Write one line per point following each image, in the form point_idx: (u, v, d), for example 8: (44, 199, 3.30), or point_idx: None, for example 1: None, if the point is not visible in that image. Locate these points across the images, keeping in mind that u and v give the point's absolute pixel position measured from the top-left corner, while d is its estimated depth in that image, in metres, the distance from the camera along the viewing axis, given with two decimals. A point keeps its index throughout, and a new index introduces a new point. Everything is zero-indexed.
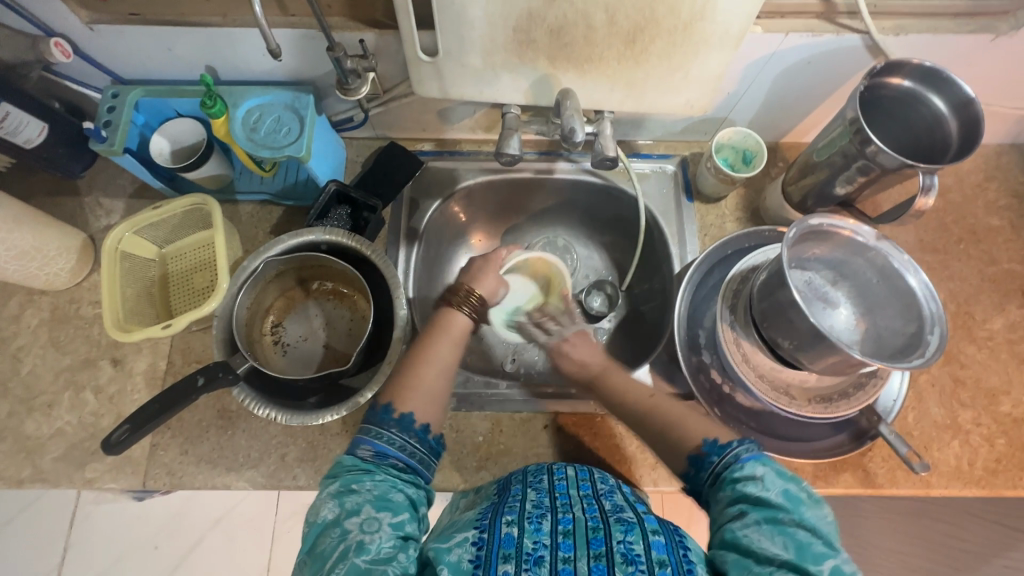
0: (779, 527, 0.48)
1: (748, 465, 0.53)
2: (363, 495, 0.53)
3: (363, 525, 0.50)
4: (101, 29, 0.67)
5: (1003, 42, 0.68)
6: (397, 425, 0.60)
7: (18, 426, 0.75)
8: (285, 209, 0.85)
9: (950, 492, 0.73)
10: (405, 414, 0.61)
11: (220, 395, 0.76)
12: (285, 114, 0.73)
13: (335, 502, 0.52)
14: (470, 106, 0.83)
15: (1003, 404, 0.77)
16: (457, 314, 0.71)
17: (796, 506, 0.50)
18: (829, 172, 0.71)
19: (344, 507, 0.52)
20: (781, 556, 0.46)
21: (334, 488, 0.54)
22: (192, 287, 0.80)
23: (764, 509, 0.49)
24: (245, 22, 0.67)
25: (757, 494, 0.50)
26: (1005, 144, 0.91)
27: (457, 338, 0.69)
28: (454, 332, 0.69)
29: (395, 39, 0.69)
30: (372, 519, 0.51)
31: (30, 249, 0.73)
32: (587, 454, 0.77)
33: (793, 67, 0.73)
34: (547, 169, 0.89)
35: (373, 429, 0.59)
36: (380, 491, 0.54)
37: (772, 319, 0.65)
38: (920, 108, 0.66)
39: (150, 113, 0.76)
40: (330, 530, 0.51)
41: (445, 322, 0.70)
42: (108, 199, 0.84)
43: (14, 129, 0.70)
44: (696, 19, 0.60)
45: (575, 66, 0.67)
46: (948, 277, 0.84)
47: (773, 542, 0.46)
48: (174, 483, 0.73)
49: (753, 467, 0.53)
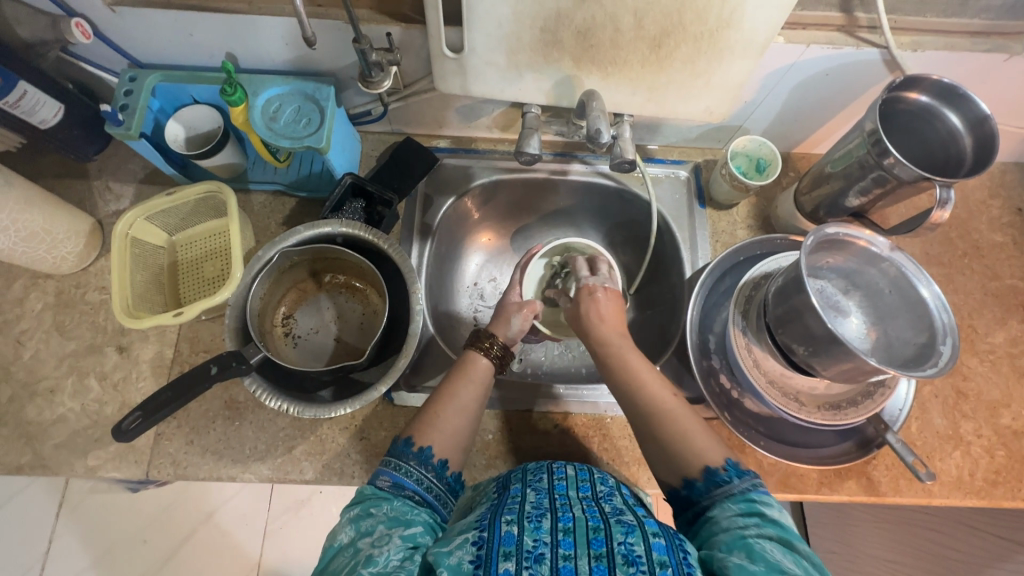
0: (790, 550, 0.48)
1: (765, 495, 0.53)
2: (378, 517, 0.53)
3: (374, 541, 0.50)
4: (123, 11, 0.66)
5: (1016, 62, 0.70)
6: (416, 458, 0.59)
7: (19, 411, 0.73)
8: (298, 200, 0.84)
9: (951, 502, 0.74)
10: (424, 448, 0.60)
11: (228, 385, 0.76)
12: (305, 105, 0.72)
13: (352, 525, 0.53)
14: (488, 104, 0.83)
15: (1003, 417, 0.79)
16: (479, 356, 0.69)
17: (802, 539, 0.50)
18: (844, 183, 0.72)
19: (359, 529, 0.52)
20: (793, 570, 0.45)
21: (352, 513, 0.54)
22: (202, 276, 0.79)
23: (777, 529, 0.50)
24: (271, 10, 0.67)
25: (771, 517, 0.51)
26: (1009, 163, 0.93)
27: (478, 380, 0.67)
28: (476, 373, 0.67)
29: (420, 33, 0.69)
30: (383, 536, 0.50)
31: (40, 231, 0.72)
32: (595, 455, 0.77)
33: (810, 79, 0.74)
34: (561, 170, 0.89)
35: (393, 461, 0.59)
36: (395, 512, 0.54)
37: (788, 325, 0.66)
38: (936, 124, 0.67)
39: (166, 99, 0.76)
40: (345, 550, 0.51)
41: (467, 363, 0.68)
42: (118, 184, 0.83)
43: (30, 108, 0.69)
44: (722, 27, 0.61)
45: (599, 69, 0.68)
46: (952, 290, 0.85)
47: (787, 559, 0.46)
48: (179, 474, 0.72)
49: (769, 498, 0.53)
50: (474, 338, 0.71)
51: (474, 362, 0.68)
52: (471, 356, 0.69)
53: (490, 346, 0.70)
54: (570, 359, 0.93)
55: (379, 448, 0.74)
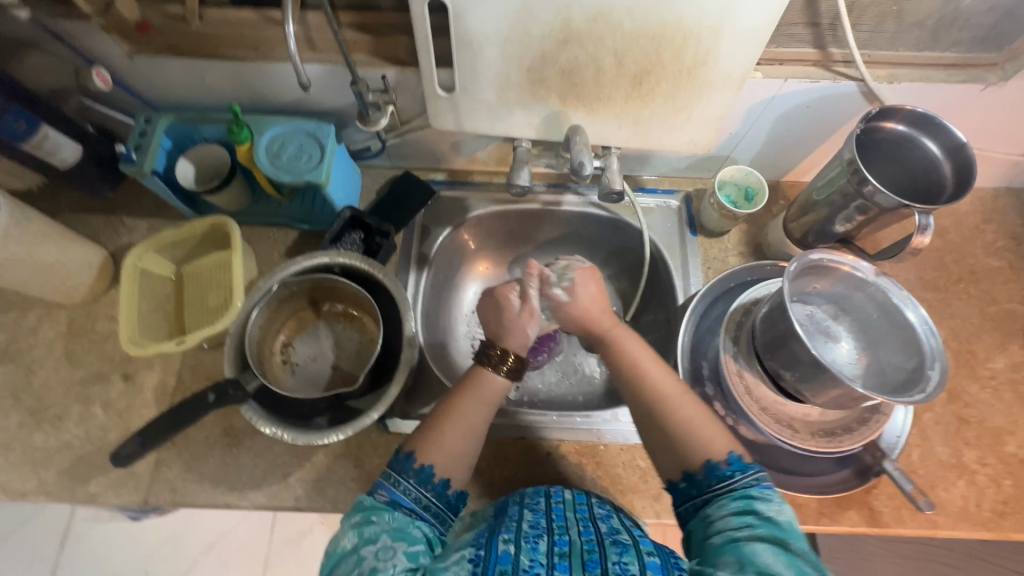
0: (783, 550, 0.47)
1: (767, 491, 0.53)
2: (381, 526, 0.54)
3: (378, 552, 0.51)
4: (140, 59, 0.71)
5: (993, 92, 0.72)
6: (416, 476, 0.58)
7: (26, 438, 0.76)
8: (300, 232, 0.87)
9: (958, 533, 0.72)
10: (425, 466, 0.58)
11: (227, 413, 0.77)
12: (307, 142, 0.76)
13: (354, 532, 0.53)
14: (481, 139, 0.86)
15: (1008, 444, 0.77)
16: (491, 374, 0.64)
17: (799, 538, 0.49)
18: (829, 210, 0.73)
19: (361, 536, 0.53)
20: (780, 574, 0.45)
21: (354, 520, 0.55)
22: (206, 305, 0.82)
23: (770, 527, 0.49)
24: (275, 57, 0.71)
25: (767, 514, 0.50)
26: (1001, 188, 0.93)
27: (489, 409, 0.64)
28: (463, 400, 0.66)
29: (415, 75, 0.73)
30: (387, 548, 0.51)
31: (55, 264, 0.76)
32: (589, 483, 0.76)
33: (792, 111, 0.76)
34: (555, 201, 0.92)
35: (393, 475, 0.58)
36: (397, 524, 0.54)
37: (776, 351, 0.67)
38: (916, 151, 0.68)
39: (178, 139, 0.80)
40: (348, 558, 0.52)
41: (476, 382, 0.64)
42: (132, 218, 0.88)
43: (53, 149, 0.74)
44: (699, 64, 0.64)
45: (585, 105, 0.71)
46: (949, 315, 0.85)
47: (777, 562, 0.46)
48: (176, 500, 0.73)
49: (771, 496, 0.52)
50: (480, 354, 0.66)
51: (487, 382, 0.64)
52: (480, 374, 0.65)
53: (501, 362, 0.65)
54: (567, 386, 0.93)
55: (373, 476, 0.75)
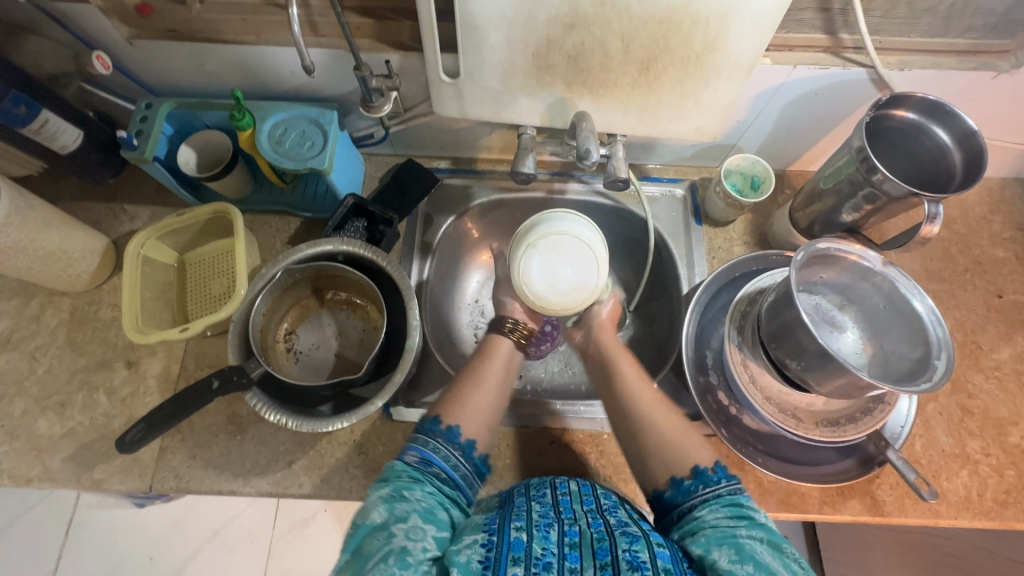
0: (778, 552, 0.48)
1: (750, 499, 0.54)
2: (412, 503, 0.52)
3: (409, 531, 0.49)
4: (140, 43, 0.70)
5: (1004, 79, 0.71)
6: (445, 437, 0.60)
7: (30, 424, 0.76)
8: (303, 220, 0.87)
9: (959, 523, 0.72)
10: (452, 427, 0.61)
11: (230, 400, 0.77)
12: (309, 128, 0.75)
13: (385, 506, 0.51)
14: (485, 126, 0.86)
15: (1012, 435, 0.77)
16: (503, 338, 0.73)
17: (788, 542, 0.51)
18: (836, 199, 0.73)
19: (392, 511, 0.51)
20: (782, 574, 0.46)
21: (384, 492, 0.53)
22: (208, 293, 0.81)
23: (764, 531, 0.50)
24: (279, 41, 0.70)
25: (760, 519, 0.51)
26: (1008, 178, 0.93)
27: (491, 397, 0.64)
28: (466, 388, 0.66)
29: (418, 61, 0.72)
30: (418, 528, 0.50)
31: (56, 250, 0.75)
32: (593, 471, 0.76)
33: (799, 99, 0.75)
34: (559, 189, 0.91)
35: (422, 437, 0.60)
36: (427, 504, 0.53)
37: (781, 340, 0.67)
38: (924, 140, 0.68)
39: (179, 125, 0.79)
40: (377, 532, 0.49)
41: (493, 346, 0.72)
42: (134, 205, 0.87)
43: (53, 134, 0.73)
44: (708, 50, 0.63)
45: (590, 91, 0.70)
46: (954, 306, 0.85)
47: (775, 562, 0.47)
48: (181, 486, 0.73)
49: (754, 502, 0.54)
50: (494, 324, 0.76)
51: (496, 344, 0.72)
52: (494, 340, 0.73)
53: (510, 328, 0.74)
54: (570, 375, 0.93)
55: (376, 463, 0.75)
